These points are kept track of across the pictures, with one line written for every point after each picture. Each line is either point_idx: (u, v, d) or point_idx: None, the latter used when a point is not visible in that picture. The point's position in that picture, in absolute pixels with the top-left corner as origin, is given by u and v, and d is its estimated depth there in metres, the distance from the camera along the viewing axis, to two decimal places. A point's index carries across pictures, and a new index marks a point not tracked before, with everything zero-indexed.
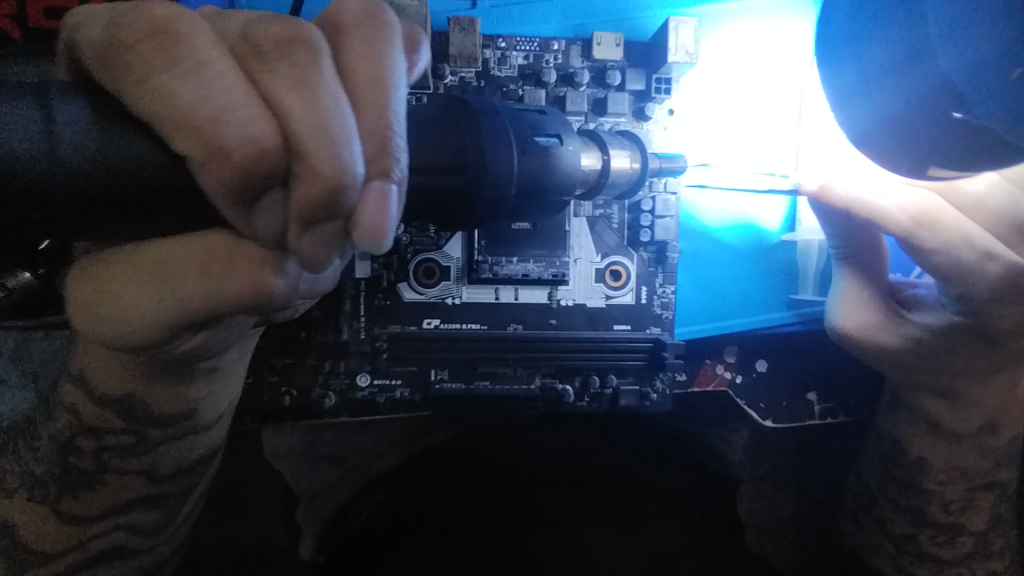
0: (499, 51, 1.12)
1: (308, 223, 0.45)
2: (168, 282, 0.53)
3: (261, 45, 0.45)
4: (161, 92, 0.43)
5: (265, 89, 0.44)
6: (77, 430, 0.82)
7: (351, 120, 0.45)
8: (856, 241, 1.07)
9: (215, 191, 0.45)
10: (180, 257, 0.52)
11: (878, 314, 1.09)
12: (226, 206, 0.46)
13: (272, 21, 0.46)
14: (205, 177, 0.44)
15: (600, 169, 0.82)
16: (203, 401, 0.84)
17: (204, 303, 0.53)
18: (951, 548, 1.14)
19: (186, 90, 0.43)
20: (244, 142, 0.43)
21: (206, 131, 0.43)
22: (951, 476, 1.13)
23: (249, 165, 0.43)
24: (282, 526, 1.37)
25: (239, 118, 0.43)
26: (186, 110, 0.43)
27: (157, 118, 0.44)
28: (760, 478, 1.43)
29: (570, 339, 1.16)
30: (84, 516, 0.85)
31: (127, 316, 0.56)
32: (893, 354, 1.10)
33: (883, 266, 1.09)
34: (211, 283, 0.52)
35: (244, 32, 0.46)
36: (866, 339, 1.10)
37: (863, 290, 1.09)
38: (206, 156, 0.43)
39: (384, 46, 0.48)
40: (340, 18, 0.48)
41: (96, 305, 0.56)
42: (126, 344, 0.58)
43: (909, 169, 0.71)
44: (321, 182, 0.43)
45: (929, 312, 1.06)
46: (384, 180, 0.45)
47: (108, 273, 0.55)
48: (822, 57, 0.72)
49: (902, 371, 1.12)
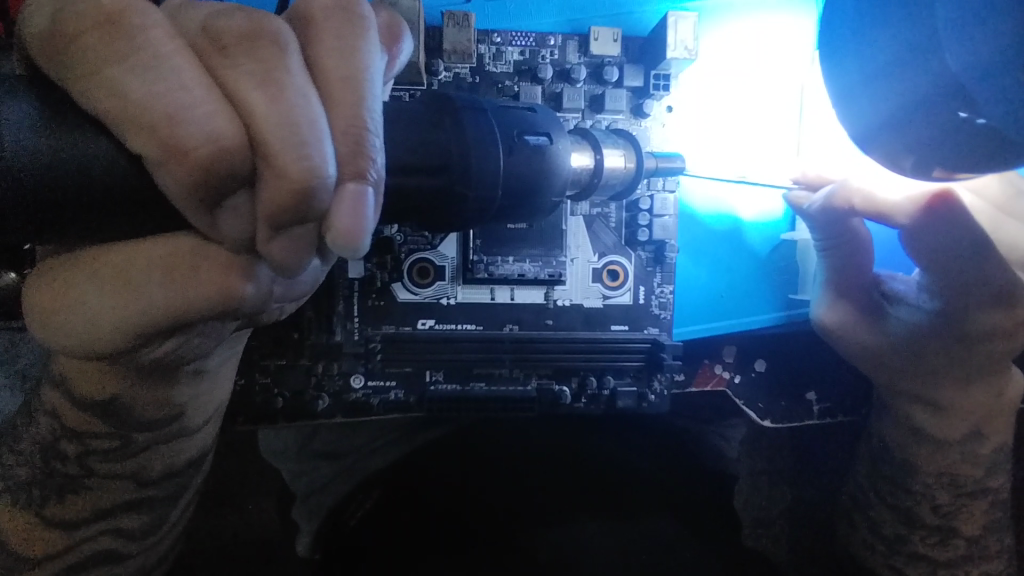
0: (494, 46, 1.10)
1: (277, 227, 0.43)
2: (133, 289, 0.51)
3: (225, 41, 0.43)
4: (122, 90, 0.41)
5: (229, 87, 0.42)
6: (60, 434, 0.80)
7: (323, 120, 0.42)
8: (838, 233, 1.04)
9: (180, 194, 0.43)
10: (146, 261, 0.50)
11: (855, 308, 1.13)
12: (191, 208, 0.44)
13: (236, 14, 0.44)
14: (169, 177, 0.42)
15: (594, 169, 0.80)
16: (188, 405, 0.82)
17: (172, 309, 0.51)
18: (943, 549, 1.09)
19: (144, 87, 0.41)
20: (207, 140, 0.41)
21: (164, 130, 0.41)
22: (941, 481, 1.10)
23: (210, 165, 0.42)
24: (274, 523, 1.34)
25: (199, 116, 0.41)
26: (144, 109, 0.41)
27: (118, 116, 0.42)
28: (758, 472, 1.38)
29: (566, 340, 1.14)
30: (68, 520, 0.83)
31: (91, 321, 0.53)
32: (869, 351, 1.15)
33: (864, 259, 1.08)
34: (178, 290, 0.50)
35: (210, 27, 0.44)
36: (848, 336, 1.15)
37: (841, 287, 1.12)
38: (168, 155, 0.41)
39: (361, 42, 0.46)
40: (311, 11, 0.46)
41: (54, 313, 0.54)
42: (91, 353, 0.56)
43: (912, 170, 0.69)
44: (289, 187, 0.41)
45: (906, 309, 1.09)
46: (359, 182, 0.43)
47: (72, 277, 0.53)
48: (828, 53, 0.70)
49: (884, 372, 1.15)
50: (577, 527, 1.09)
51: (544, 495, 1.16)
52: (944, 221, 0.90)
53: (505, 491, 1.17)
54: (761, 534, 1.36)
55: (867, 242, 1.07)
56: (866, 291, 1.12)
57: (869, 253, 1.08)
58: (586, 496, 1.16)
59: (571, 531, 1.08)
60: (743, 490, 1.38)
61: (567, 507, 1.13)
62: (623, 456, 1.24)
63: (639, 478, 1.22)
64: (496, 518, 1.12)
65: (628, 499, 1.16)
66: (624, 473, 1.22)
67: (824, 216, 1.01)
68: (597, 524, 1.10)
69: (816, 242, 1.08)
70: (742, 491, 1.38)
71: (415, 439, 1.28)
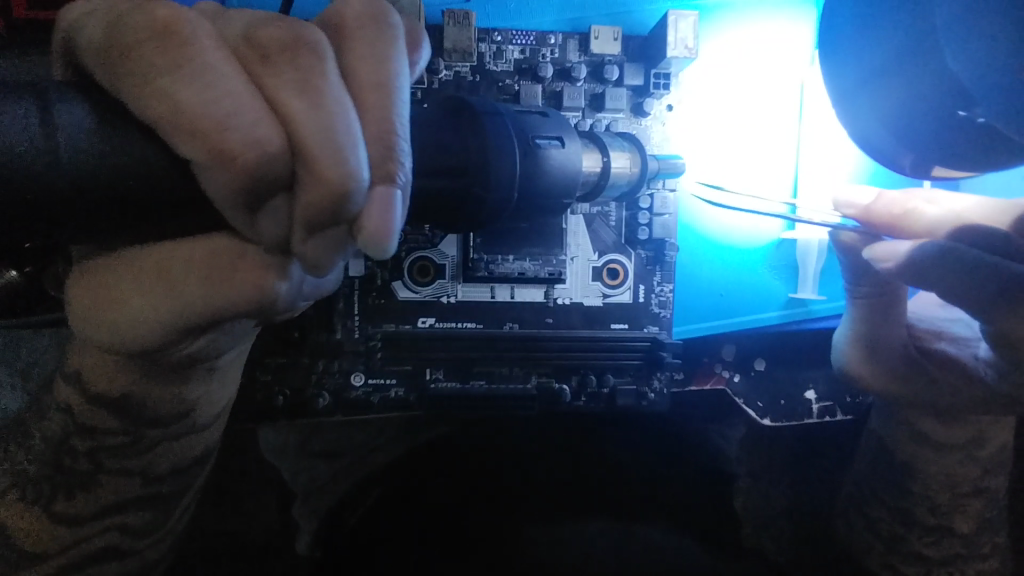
0: (495, 44, 1.10)
1: (312, 229, 0.43)
2: (171, 284, 0.51)
3: (266, 49, 0.44)
4: (171, 97, 0.41)
5: (271, 94, 0.43)
6: (72, 430, 0.80)
7: (357, 126, 0.43)
8: (879, 284, 1.06)
9: (223, 197, 0.43)
10: (184, 261, 0.50)
11: (888, 364, 1.14)
12: (232, 209, 0.44)
13: (277, 24, 0.45)
14: (214, 180, 0.42)
15: (601, 171, 0.80)
16: (198, 402, 0.81)
17: (209, 303, 0.51)
18: (938, 548, 1.14)
19: (189, 92, 0.41)
20: (254, 145, 0.41)
21: (213, 135, 0.41)
22: (939, 482, 1.14)
23: (255, 171, 0.41)
24: (278, 518, 1.30)
25: (246, 122, 0.41)
26: (191, 115, 0.41)
27: (166, 121, 0.42)
28: (756, 470, 1.31)
29: (566, 338, 1.15)
30: (75, 516, 0.82)
31: (132, 318, 0.53)
32: (897, 395, 1.15)
33: (900, 308, 1.09)
34: (212, 287, 0.50)
35: (252, 36, 0.44)
36: (873, 382, 1.16)
37: (872, 338, 1.13)
38: (215, 159, 0.41)
39: (391, 50, 0.46)
40: (345, 18, 0.47)
41: (103, 310, 0.55)
42: (131, 347, 0.56)
43: (913, 167, 0.73)
44: (327, 189, 0.41)
45: (954, 371, 1.06)
46: (389, 185, 0.43)
47: (114, 272, 0.54)
48: (828, 52, 0.74)
49: (908, 407, 1.15)
50: (577, 528, 1.16)
51: (541, 496, 1.21)
52: (960, 273, 0.77)
53: (507, 506, 1.19)
54: (761, 534, 1.29)
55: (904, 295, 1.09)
56: (901, 347, 1.11)
57: (904, 307, 1.10)
58: (580, 497, 1.22)
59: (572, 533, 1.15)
60: (741, 490, 1.32)
61: (567, 511, 1.19)
62: (624, 454, 1.26)
63: (635, 478, 1.25)
64: (498, 531, 1.16)
65: (619, 500, 1.22)
66: (619, 473, 1.25)
67: (902, 275, 0.85)
68: (595, 525, 1.17)
69: (853, 288, 1.10)
70: (741, 490, 1.31)
71: (415, 439, 1.25)
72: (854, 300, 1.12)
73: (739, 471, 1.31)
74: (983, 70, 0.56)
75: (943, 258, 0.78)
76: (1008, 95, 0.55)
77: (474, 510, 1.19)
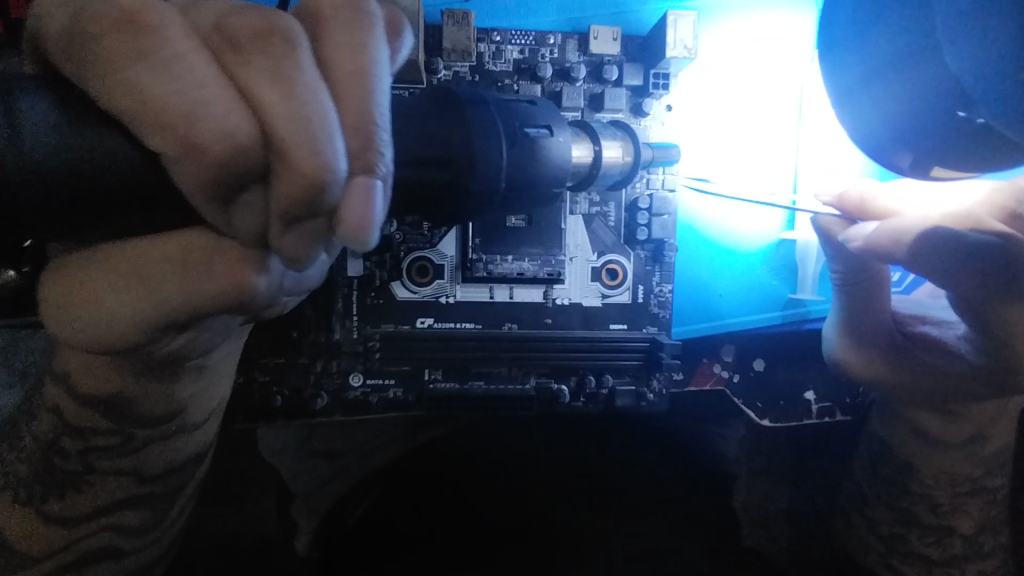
0: (494, 44, 1.10)
1: (289, 222, 0.43)
2: (149, 281, 0.51)
3: (238, 38, 0.43)
4: (138, 86, 0.41)
5: (243, 82, 0.42)
6: (61, 431, 0.80)
7: (335, 117, 0.43)
8: (859, 268, 1.05)
9: (197, 190, 0.43)
10: (161, 258, 0.50)
11: (879, 349, 1.12)
12: (205, 201, 0.44)
13: (251, 14, 0.44)
14: (185, 174, 0.42)
15: (592, 160, 0.80)
16: (189, 401, 0.82)
17: (188, 301, 0.51)
18: (940, 548, 1.11)
19: (158, 84, 0.41)
20: (224, 136, 0.41)
21: (182, 128, 0.41)
22: (940, 480, 1.11)
23: (225, 160, 0.42)
24: (277, 519, 1.31)
25: (217, 112, 0.41)
26: (159, 103, 0.41)
27: (136, 112, 0.42)
28: (757, 473, 1.34)
29: (565, 338, 1.14)
30: (68, 517, 0.82)
31: (111, 316, 0.53)
32: (886, 385, 1.14)
33: (883, 290, 1.09)
34: (191, 281, 0.50)
35: (224, 25, 0.44)
36: (861, 373, 1.15)
37: (858, 326, 1.12)
38: (185, 152, 0.41)
39: (368, 38, 0.46)
40: (322, 9, 0.46)
41: (73, 310, 0.54)
42: (111, 346, 0.56)
43: (913, 171, 0.72)
44: (302, 181, 0.41)
45: (939, 352, 1.07)
46: (369, 176, 0.43)
47: (88, 269, 0.53)
48: (827, 51, 0.73)
49: (901, 396, 1.13)
50: (571, 521, 1.12)
51: (531, 492, 1.17)
52: (940, 253, 0.82)
53: (495, 496, 1.16)
54: (760, 534, 1.32)
55: (886, 275, 1.08)
56: (887, 333, 1.11)
57: (887, 289, 1.09)
58: (571, 487, 1.18)
59: (566, 528, 1.11)
60: (741, 488, 1.34)
61: (560, 503, 1.15)
62: (621, 453, 1.24)
63: (637, 476, 1.21)
64: (489, 521, 1.12)
65: (619, 497, 1.17)
66: (620, 471, 1.21)
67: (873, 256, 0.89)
68: (589, 514, 1.13)
69: (835, 273, 1.09)
70: (741, 490, 1.34)
71: (413, 438, 1.28)
72: (837, 287, 1.11)
73: (740, 473, 1.33)
74: (986, 70, 0.55)
75: (922, 241, 0.82)
76: (1013, 98, 0.54)
77: (460, 507, 1.14)
